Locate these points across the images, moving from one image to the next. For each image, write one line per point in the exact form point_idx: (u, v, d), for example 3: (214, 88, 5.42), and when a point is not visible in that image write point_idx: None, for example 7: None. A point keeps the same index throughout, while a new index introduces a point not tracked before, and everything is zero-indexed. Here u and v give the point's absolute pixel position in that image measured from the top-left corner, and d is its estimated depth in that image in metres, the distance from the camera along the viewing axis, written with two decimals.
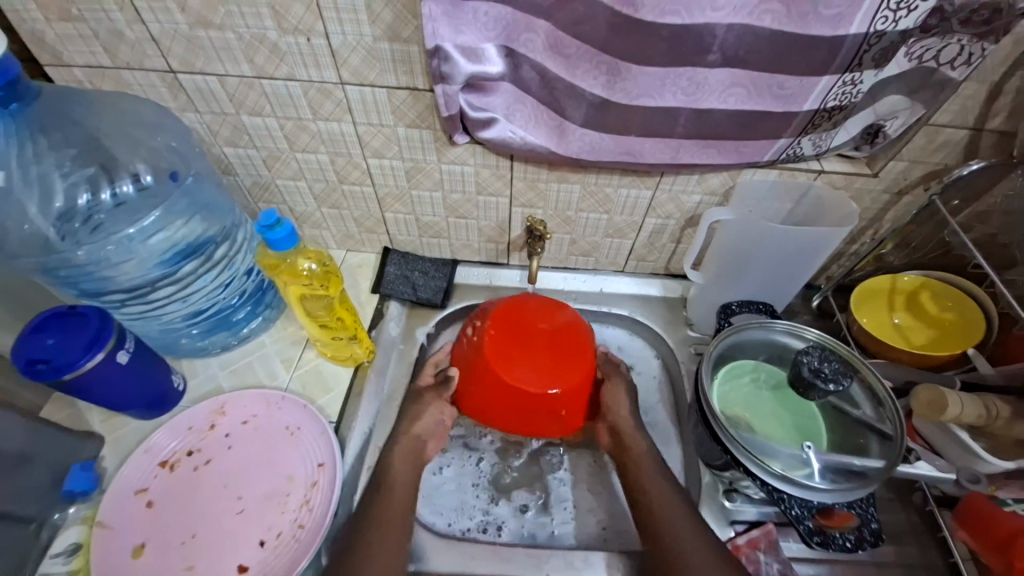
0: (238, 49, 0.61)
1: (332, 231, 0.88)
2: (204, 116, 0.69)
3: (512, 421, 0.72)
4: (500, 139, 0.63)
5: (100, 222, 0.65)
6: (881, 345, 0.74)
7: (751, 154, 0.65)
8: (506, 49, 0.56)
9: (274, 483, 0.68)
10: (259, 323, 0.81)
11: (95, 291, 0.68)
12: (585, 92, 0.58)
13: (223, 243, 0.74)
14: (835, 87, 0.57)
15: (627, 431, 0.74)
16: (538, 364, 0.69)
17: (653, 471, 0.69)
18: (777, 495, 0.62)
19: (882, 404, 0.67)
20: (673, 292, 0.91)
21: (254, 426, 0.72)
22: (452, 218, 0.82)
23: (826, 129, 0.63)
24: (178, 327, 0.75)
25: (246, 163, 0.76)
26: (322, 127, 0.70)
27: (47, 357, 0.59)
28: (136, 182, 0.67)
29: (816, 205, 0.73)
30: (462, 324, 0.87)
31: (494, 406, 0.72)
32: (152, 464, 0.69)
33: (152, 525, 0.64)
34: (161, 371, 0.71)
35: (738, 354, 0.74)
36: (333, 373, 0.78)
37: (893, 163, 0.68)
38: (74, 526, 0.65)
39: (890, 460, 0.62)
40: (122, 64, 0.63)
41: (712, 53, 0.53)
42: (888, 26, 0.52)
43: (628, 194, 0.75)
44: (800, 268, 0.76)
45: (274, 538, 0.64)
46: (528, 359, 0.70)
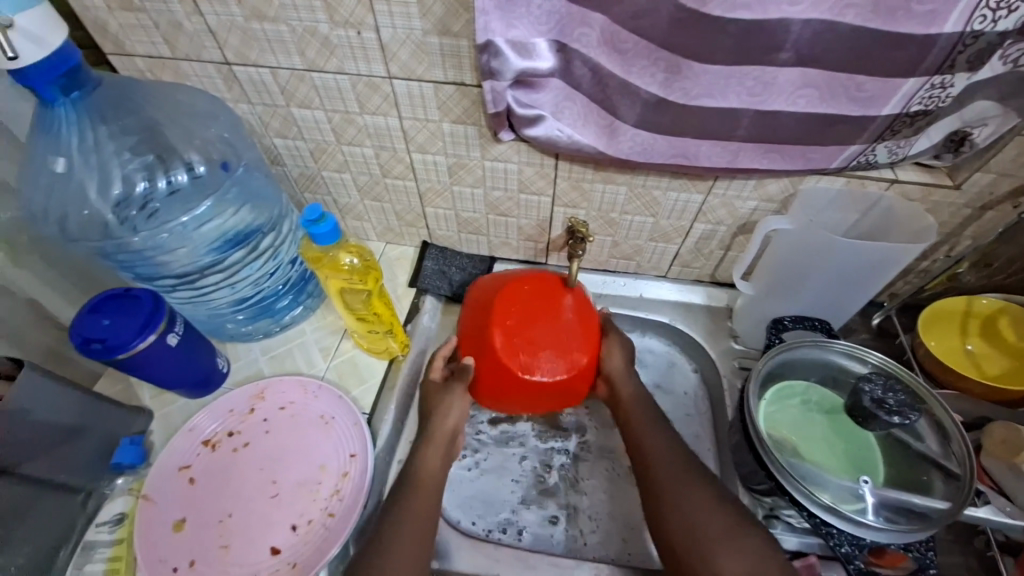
0: (290, 42, 0.61)
1: (373, 223, 0.88)
2: (256, 107, 0.70)
3: (535, 403, 0.69)
4: (546, 137, 0.62)
5: (156, 209, 0.68)
6: (949, 374, 0.68)
7: (818, 160, 0.60)
8: (557, 44, 0.54)
9: (307, 471, 0.69)
10: (300, 311, 0.83)
11: (149, 276, 0.70)
12: (640, 91, 0.55)
13: (270, 233, 0.75)
14: (921, 91, 0.52)
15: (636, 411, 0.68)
16: (547, 347, 0.66)
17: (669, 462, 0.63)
18: (825, 528, 0.58)
19: (950, 439, 0.61)
20: (718, 301, 0.87)
21: (291, 412, 0.74)
22: (492, 215, 0.81)
23: (906, 135, 0.57)
24: (224, 312, 0.78)
25: (294, 154, 0.77)
26: (368, 121, 0.70)
27: (103, 337, 0.62)
28: (190, 171, 0.69)
29: (885, 217, 0.68)
30: None
31: (498, 390, 0.68)
32: (195, 442, 0.71)
33: (192, 502, 0.67)
34: (206, 355, 0.73)
35: (788, 373, 0.70)
36: (368, 365, 0.79)
37: (978, 175, 0.62)
38: (122, 496, 0.69)
39: (956, 502, 0.57)
40: (181, 55, 0.65)
41: (784, 51, 0.49)
42: (987, 26, 0.47)
43: (677, 198, 0.72)
44: (863, 285, 0.70)
45: (305, 525, 0.65)
46: (538, 339, 0.66)
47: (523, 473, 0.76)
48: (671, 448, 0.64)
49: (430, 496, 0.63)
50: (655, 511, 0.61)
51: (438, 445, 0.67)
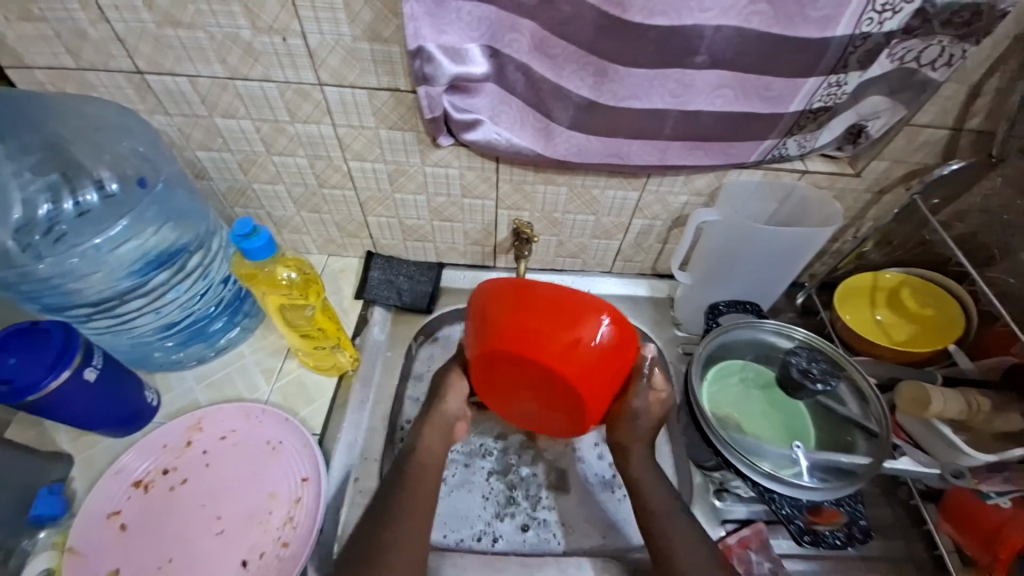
0: (209, 49, 0.58)
1: (313, 236, 0.85)
2: (174, 119, 0.66)
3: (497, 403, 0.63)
4: (486, 141, 0.62)
5: (63, 232, 0.61)
6: (864, 343, 0.75)
7: (739, 155, 0.64)
8: (490, 49, 0.55)
9: (256, 501, 0.65)
10: (238, 332, 0.78)
11: (60, 306, 0.64)
12: (572, 94, 0.57)
13: (197, 251, 0.71)
14: (821, 89, 0.57)
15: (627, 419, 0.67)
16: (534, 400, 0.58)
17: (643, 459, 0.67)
18: (768, 494, 0.63)
19: (868, 402, 0.68)
20: (660, 292, 0.91)
21: (233, 441, 0.69)
22: (437, 221, 0.81)
23: (812, 130, 0.63)
24: (150, 340, 0.72)
25: (221, 167, 0.73)
26: (300, 130, 0.67)
27: (8, 377, 0.56)
28: (100, 189, 0.63)
29: (799, 204, 0.74)
30: (450, 329, 0.85)
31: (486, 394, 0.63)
32: (124, 485, 0.65)
33: (125, 550, 0.61)
34: (133, 388, 0.67)
35: (726, 354, 0.74)
36: (317, 384, 0.76)
37: (874, 163, 0.69)
38: (44, 552, 0.62)
39: (876, 457, 0.64)
40: (85, 65, 0.59)
41: (701, 55, 0.53)
42: (873, 28, 0.52)
43: (615, 195, 0.74)
44: (785, 268, 0.76)
45: (258, 558, 0.62)
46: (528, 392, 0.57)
47: (493, 489, 0.75)
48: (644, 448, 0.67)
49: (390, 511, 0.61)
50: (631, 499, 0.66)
51: (438, 429, 0.66)
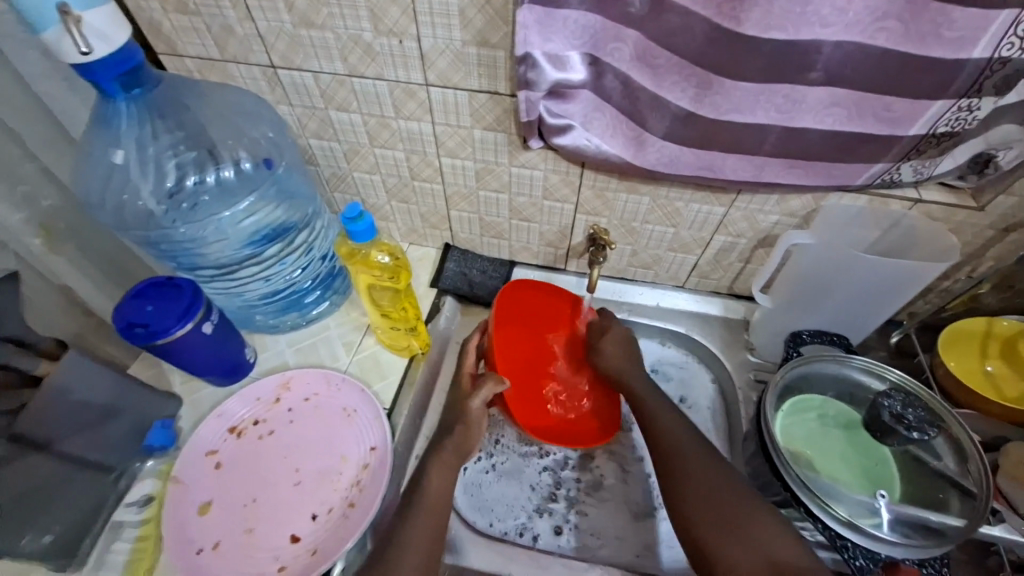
0: (334, 48, 0.64)
1: (399, 224, 0.91)
2: (296, 109, 0.73)
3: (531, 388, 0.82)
4: (574, 146, 0.64)
5: (202, 202, 0.71)
6: (968, 394, 0.68)
7: (842, 177, 0.61)
8: (591, 57, 0.56)
9: (329, 461, 0.71)
10: (327, 306, 0.85)
11: (191, 265, 0.74)
12: (670, 104, 0.57)
13: (303, 230, 0.78)
14: (947, 113, 0.53)
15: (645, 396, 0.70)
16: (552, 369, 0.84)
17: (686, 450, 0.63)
18: (841, 542, 0.58)
19: (967, 460, 0.61)
20: (735, 313, 0.87)
21: (314, 403, 0.76)
22: (515, 220, 0.83)
23: (931, 156, 0.58)
24: (256, 305, 0.80)
25: (328, 155, 0.80)
26: (402, 125, 0.72)
27: (146, 321, 0.65)
28: (236, 167, 0.72)
29: (906, 234, 0.69)
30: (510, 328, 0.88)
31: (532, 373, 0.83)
32: (223, 428, 0.74)
33: (218, 486, 0.69)
34: (236, 344, 0.76)
35: (806, 386, 0.71)
36: (389, 361, 0.81)
37: (1002, 198, 0.63)
38: (150, 478, 0.72)
39: (971, 520, 0.57)
40: (230, 57, 0.68)
41: (814, 71, 0.51)
42: (1014, 53, 0.48)
43: (699, 209, 0.73)
44: (881, 302, 0.71)
45: (326, 513, 0.67)
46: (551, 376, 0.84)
47: (539, 482, 0.77)
48: (691, 439, 0.63)
49: (443, 491, 0.64)
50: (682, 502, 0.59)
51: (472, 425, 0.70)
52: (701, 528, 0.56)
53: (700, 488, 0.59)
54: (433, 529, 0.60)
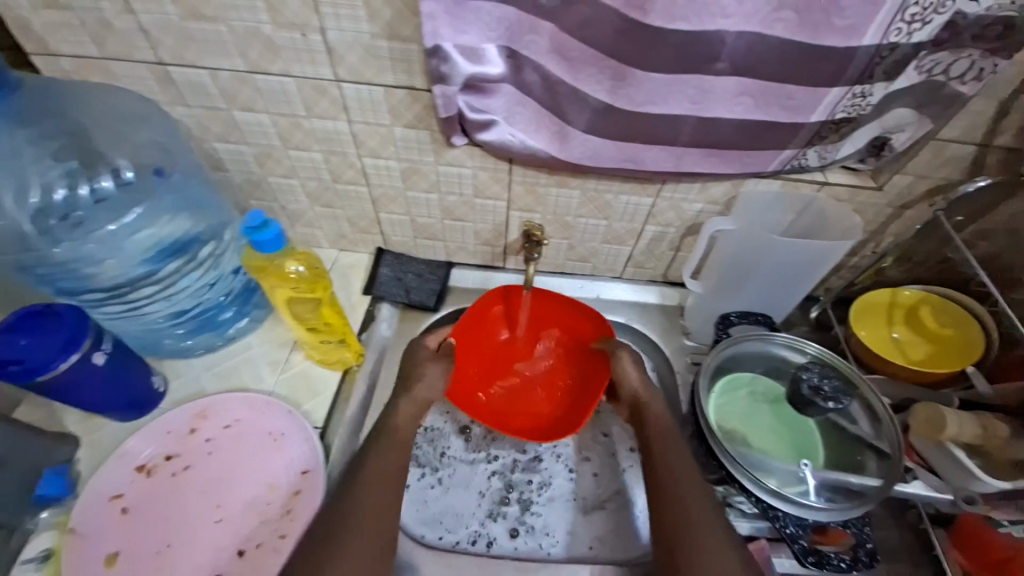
0: (230, 42, 0.58)
1: (325, 230, 0.86)
2: (194, 110, 0.66)
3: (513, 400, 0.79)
4: (499, 142, 0.62)
5: (80, 218, 0.63)
6: (877, 360, 0.73)
7: (756, 164, 0.63)
8: (508, 50, 0.54)
9: (255, 492, 0.66)
10: (247, 322, 0.79)
11: (75, 290, 0.65)
12: (589, 97, 0.57)
13: (209, 242, 0.71)
14: (844, 99, 0.56)
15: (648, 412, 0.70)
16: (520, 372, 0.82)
17: (682, 463, 0.63)
18: (772, 512, 0.61)
19: (880, 421, 0.66)
20: (670, 300, 0.89)
21: (236, 431, 0.70)
22: (448, 220, 0.80)
23: (833, 141, 0.61)
24: (161, 327, 0.73)
25: (238, 160, 0.73)
26: (316, 125, 0.67)
27: (20, 358, 0.57)
28: (115, 177, 0.65)
29: (818, 217, 0.73)
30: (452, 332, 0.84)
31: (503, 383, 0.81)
32: (129, 469, 0.66)
33: (127, 534, 0.62)
34: (141, 374, 0.68)
35: (735, 365, 0.73)
36: (321, 377, 0.76)
37: (898, 177, 0.67)
38: (47, 531, 0.63)
39: (886, 479, 0.62)
40: (111, 56, 0.60)
41: (721, 61, 0.52)
42: (901, 38, 0.51)
43: (628, 201, 0.74)
44: (797, 282, 0.75)
45: (254, 548, 0.62)
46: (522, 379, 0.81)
47: (489, 487, 0.75)
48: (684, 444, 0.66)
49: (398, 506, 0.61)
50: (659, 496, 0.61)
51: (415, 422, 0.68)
52: (698, 539, 0.57)
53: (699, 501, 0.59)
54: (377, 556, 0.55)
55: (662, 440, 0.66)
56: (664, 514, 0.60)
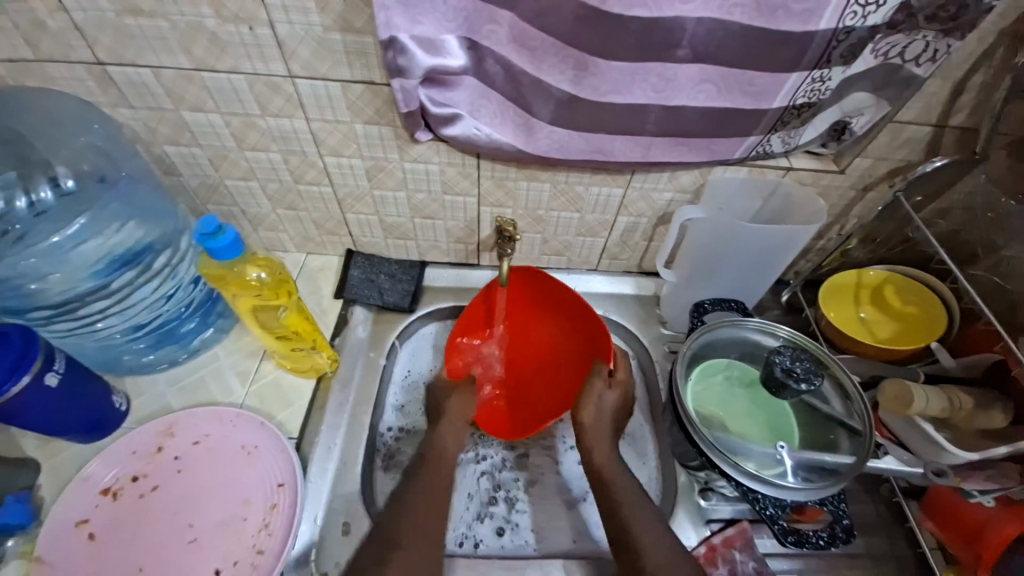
0: (173, 39, 0.55)
1: (290, 234, 0.83)
2: (139, 112, 0.63)
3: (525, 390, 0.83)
4: (464, 136, 0.60)
5: (18, 231, 0.59)
6: (847, 340, 0.75)
7: (722, 151, 0.63)
8: (467, 41, 0.53)
9: (230, 508, 0.63)
10: (212, 333, 0.75)
11: (18, 308, 0.62)
12: (552, 88, 0.56)
13: (164, 251, 0.69)
14: (804, 85, 0.56)
15: (596, 444, 0.70)
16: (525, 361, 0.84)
17: (628, 484, 0.66)
18: (752, 494, 0.62)
19: (851, 399, 0.68)
20: (646, 290, 0.90)
21: (206, 446, 0.67)
22: (418, 219, 0.79)
23: (795, 126, 0.62)
24: (118, 343, 0.70)
25: (191, 163, 0.70)
26: (273, 124, 0.65)
27: None
28: (55, 186, 0.62)
29: (784, 202, 0.73)
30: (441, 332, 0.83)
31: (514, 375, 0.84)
32: (94, 493, 0.63)
33: (93, 562, 0.59)
34: (100, 392, 0.65)
35: (710, 352, 0.74)
36: (294, 386, 0.74)
37: (859, 160, 0.69)
38: (14, 561, 0.59)
39: (860, 456, 0.63)
40: (45, 57, 0.56)
41: (682, 48, 0.51)
42: (857, 21, 0.52)
43: (599, 192, 0.73)
44: (766, 267, 0.76)
45: (231, 567, 0.60)
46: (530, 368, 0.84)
47: (477, 487, 0.74)
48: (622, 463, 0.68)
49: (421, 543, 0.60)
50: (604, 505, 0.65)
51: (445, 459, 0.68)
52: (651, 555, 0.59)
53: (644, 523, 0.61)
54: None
55: (605, 464, 0.68)
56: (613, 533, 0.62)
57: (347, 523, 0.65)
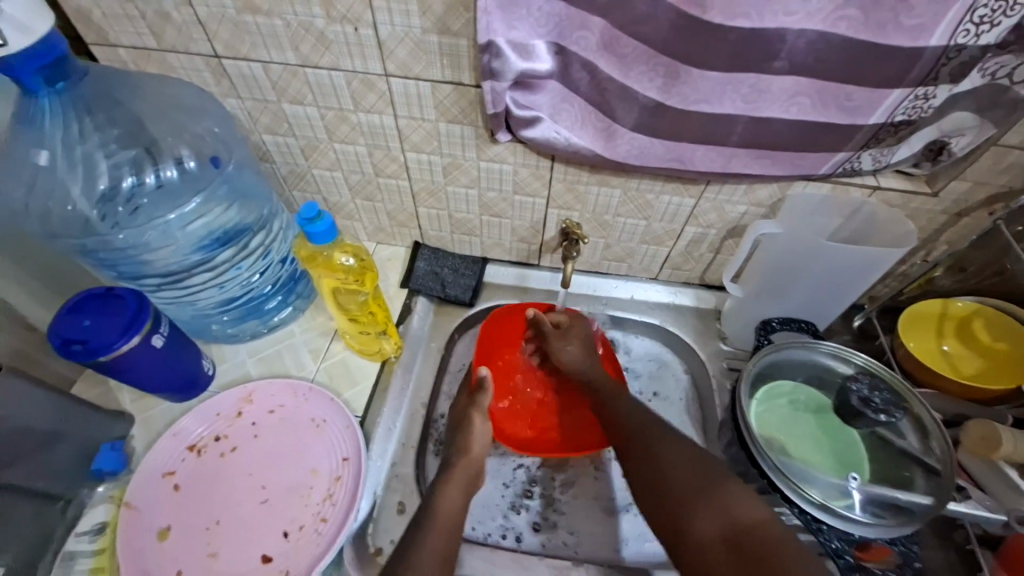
0: (284, 37, 0.60)
1: (364, 223, 0.87)
2: (245, 102, 0.69)
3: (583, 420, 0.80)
4: (543, 139, 0.62)
5: (142, 206, 0.66)
6: (927, 374, 0.70)
7: (807, 167, 0.62)
8: (556, 46, 0.54)
9: (299, 475, 0.68)
10: (289, 312, 0.81)
11: (133, 274, 0.69)
12: (638, 95, 0.56)
13: (259, 232, 0.75)
14: (906, 101, 0.54)
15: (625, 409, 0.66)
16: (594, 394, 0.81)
17: (650, 424, 0.62)
18: (817, 524, 0.60)
19: (930, 436, 0.64)
20: (707, 303, 0.88)
21: (280, 416, 0.72)
22: (485, 216, 0.81)
23: (890, 144, 0.59)
24: (210, 314, 0.76)
25: (283, 151, 0.75)
26: (362, 119, 0.69)
27: (84, 337, 0.60)
28: (178, 166, 0.67)
29: (867, 222, 0.70)
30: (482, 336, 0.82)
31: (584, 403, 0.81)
32: (180, 447, 0.69)
33: (177, 509, 0.65)
34: (192, 356, 0.71)
35: (778, 372, 0.72)
36: (360, 368, 0.77)
37: (956, 183, 0.65)
38: (102, 504, 0.66)
39: (938, 498, 0.59)
40: (168, 47, 0.63)
41: (779, 60, 0.51)
42: (969, 40, 0.49)
43: (670, 201, 0.73)
44: (843, 290, 0.73)
45: (297, 531, 0.64)
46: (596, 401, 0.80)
47: (514, 479, 0.76)
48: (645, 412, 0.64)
49: (449, 529, 0.58)
50: (630, 448, 0.61)
51: (461, 480, 0.65)
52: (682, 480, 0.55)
53: (689, 471, 0.55)
54: (447, 545, 0.56)
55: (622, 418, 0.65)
56: (642, 468, 0.59)
57: (401, 502, 0.69)
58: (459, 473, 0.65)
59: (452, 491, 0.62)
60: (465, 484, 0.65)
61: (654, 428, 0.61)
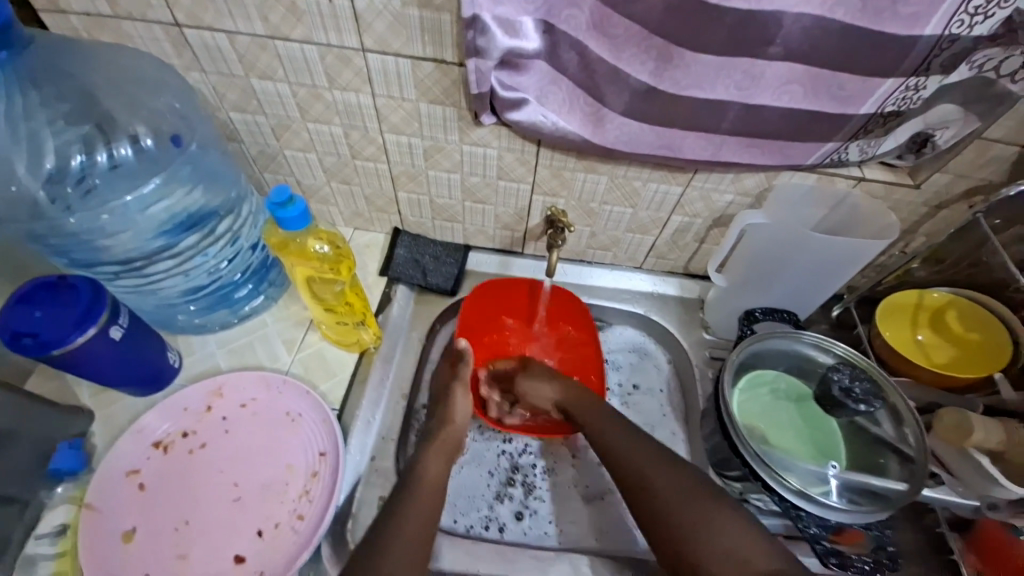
0: (251, 5, 0.55)
1: (340, 208, 0.84)
2: (209, 76, 0.64)
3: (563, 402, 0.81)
4: (529, 123, 0.59)
5: (94, 187, 0.61)
6: (903, 363, 0.72)
7: (795, 157, 0.61)
8: (545, 24, 0.51)
9: (273, 472, 0.65)
10: (261, 301, 0.78)
11: (89, 262, 0.64)
12: (629, 78, 0.54)
13: (227, 216, 0.70)
14: (896, 92, 0.53)
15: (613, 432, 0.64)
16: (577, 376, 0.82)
17: (641, 450, 0.62)
18: (795, 512, 0.60)
19: (903, 423, 0.64)
20: (690, 293, 0.87)
21: (252, 409, 0.69)
22: (468, 202, 0.78)
23: (877, 136, 0.59)
24: (175, 303, 0.72)
25: (253, 131, 0.71)
26: (338, 97, 0.65)
27: (34, 331, 0.56)
28: (134, 144, 0.62)
29: (851, 213, 0.70)
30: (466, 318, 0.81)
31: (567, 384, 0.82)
32: (145, 445, 0.66)
33: (143, 509, 0.62)
34: (156, 349, 0.67)
35: (759, 363, 0.72)
36: (337, 358, 0.75)
37: (938, 175, 0.65)
38: (63, 505, 0.62)
39: (911, 484, 0.61)
40: (122, 13, 0.57)
41: (775, 45, 0.49)
42: (962, 30, 0.48)
43: (657, 189, 0.71)
44: (825, 280, 0.73)
45: (272, 529, 0.61)
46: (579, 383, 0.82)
47: (498, 467, 0.75)
48: (638, 435, 0.64)
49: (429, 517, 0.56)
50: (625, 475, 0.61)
51: (443, 453, 0.63)
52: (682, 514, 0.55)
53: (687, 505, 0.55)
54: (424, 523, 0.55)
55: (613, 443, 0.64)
56: (641, 498, 0.58)
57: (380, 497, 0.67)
58: (442, 448, 0.64)
59: (432, 476, 0.61)
60: (443, 460, 0.63)
61: (645, 454, 0.61)
